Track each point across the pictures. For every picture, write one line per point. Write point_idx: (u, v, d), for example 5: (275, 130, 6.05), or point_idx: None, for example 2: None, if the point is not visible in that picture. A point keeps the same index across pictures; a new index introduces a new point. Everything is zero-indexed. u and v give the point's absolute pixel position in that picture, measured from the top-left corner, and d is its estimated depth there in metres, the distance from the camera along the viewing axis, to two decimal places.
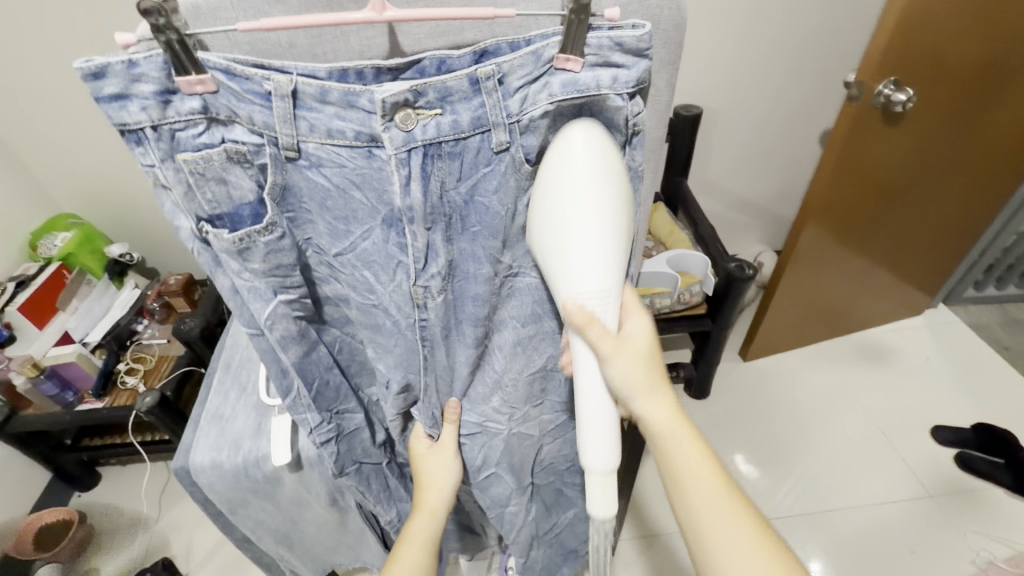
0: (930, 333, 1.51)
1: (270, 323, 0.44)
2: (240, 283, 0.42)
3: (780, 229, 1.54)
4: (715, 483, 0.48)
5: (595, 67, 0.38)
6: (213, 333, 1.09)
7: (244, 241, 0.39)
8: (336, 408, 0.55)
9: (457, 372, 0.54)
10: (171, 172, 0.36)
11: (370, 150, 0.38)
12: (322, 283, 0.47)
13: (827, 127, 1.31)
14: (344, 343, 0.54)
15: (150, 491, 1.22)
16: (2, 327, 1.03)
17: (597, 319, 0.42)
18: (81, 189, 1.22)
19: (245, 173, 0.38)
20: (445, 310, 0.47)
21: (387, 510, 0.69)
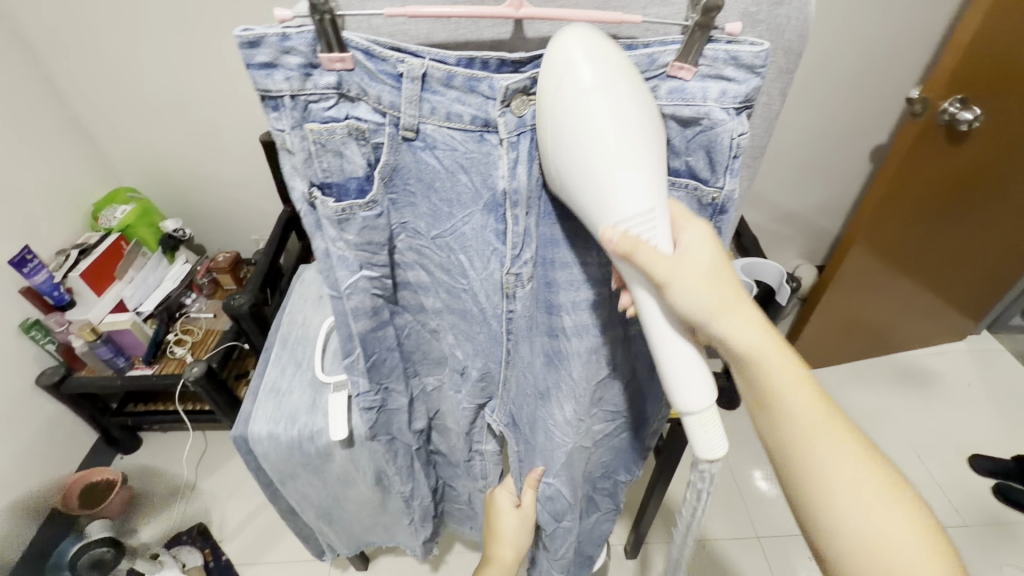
0: (973, 359, 1.47)
1: (350, 292, 0.47)
2: (333, 250, 0.44)
3: (822, 243, 1.51)
4: (811, 402, 0.44)
5: (705, 78, 0.39)
6: (260, 312, 1.11)
7: (346, 212, 0.41)
8: (385, 383, 0.57)
9: (528, 369, 0.55)
10: (297, 139, 0.39)
11: (481, 135, 0.40)
12: (404, 268, 0.49)
13: (879, 143, 1.28)
14: (412, 329, 0.55)
15: (189, 458, 1.27)
16: (63, 291, 1.10)
17: (648, 245, 0.37)
18: (141, 164, 1.27)
19: (359, 150, 0.40)
20: (531, 300, 0.48)
21: (405, 486, 0.69)
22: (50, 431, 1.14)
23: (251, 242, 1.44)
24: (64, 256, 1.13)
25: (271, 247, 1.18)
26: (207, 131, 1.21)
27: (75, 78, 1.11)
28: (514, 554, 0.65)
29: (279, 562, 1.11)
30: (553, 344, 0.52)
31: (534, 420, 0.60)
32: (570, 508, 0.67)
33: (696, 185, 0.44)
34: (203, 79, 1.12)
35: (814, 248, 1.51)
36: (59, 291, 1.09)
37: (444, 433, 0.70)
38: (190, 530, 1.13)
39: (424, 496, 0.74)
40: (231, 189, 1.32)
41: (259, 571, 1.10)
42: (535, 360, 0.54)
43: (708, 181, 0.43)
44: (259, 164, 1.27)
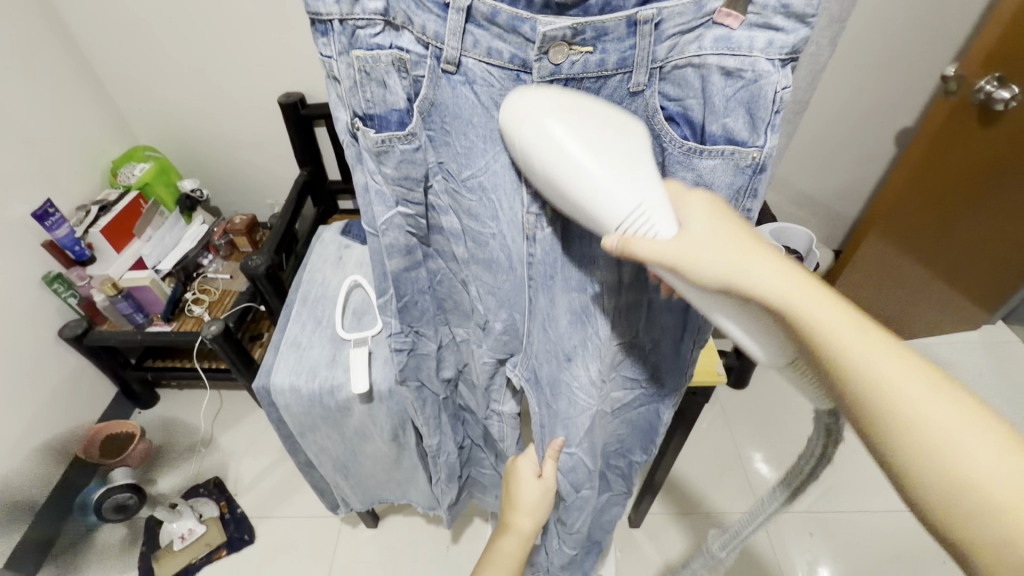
0: (986, 350, 1.45)
1: (385, 228, 0.49)
2: (372, 183, 0.46)
3: (840, 228, 1.49)
4: (890, 355, 0.32)
5: (753, 27, 0.38)
6: (277, 275, 1.12)
7: (384, 144, 0.42)
8: (417, 326, 0.59)
9: (551, 323, 0.54)
10: (343, 67, 0.40)
11: (518, 75, 0.40)
12: (440, 212, 0.50)
13: (906, 126, 1.25)
14: (445, 276, 0.56)
15: (204, 414, 1.30)
16: (84, 247, 1.11)
17: (643, 240, 0.36)
18: (159, 123, 1.27)
19: (400, 82, 0.41)
20: (551, 249, 0.48)
21: (431, 438, 0.70)
22: (72, 383, 1.17)
23: (266, 206, 1.44)
24: (84, 212, 1.14)
25: (288, 211, 1.18)
26: (224, 91, 1.20)
27: (93, 34, 1.11)
28: (533, 523, 0.66)
29: (291, 517, 1.14)
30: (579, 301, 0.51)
31: (557, 383, 0.58)
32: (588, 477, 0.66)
33: (733, 147, 0.42)
34: (222, 38, 1.11)
35: (831, 233, 1.50)
36: (81, 247, 1.11)
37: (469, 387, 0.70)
38: (207, 483, 1.17)
39: (449, 453, 0.75)
40: (247, 151, 1.32)
41: (272, 525, 1.13)
42: (560, 317, 0.53)
43: (746, 142, 0.42)
44: (275, 127, 1.27)
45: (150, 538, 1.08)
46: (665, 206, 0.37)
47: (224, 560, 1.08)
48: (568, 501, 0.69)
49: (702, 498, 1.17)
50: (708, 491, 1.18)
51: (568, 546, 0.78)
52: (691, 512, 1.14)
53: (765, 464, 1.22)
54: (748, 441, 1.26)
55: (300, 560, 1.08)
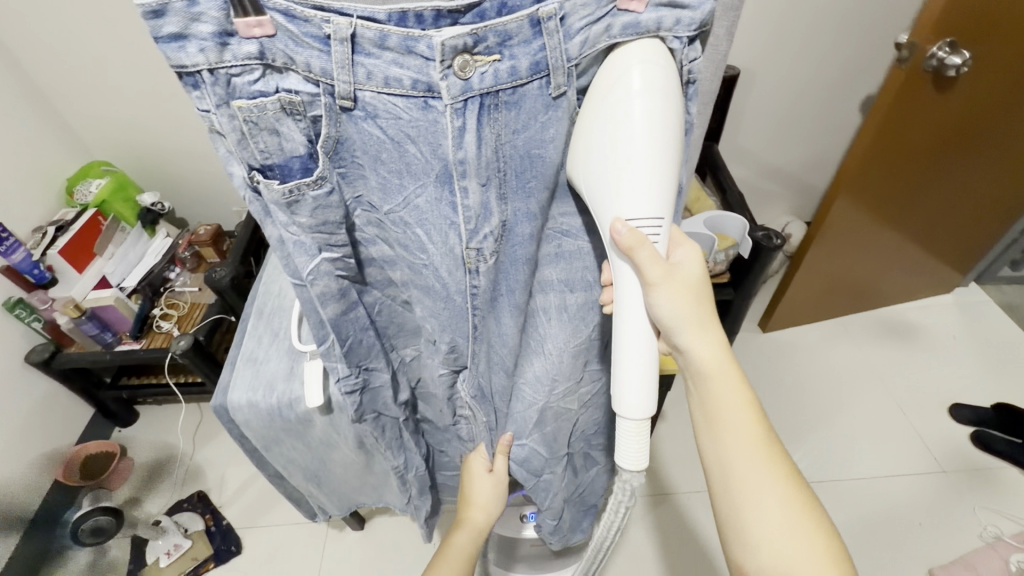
0: (960, 312, 1.47)
1: (313, 278, 0.47)
2: (287, 236, 0.44)
3: (812, 199, 1.49)
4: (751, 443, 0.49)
5: (659, 7, 0.39)
6: (243, 284, 1.11)
7: (293, 193, 0.40)
8: (366, 363, 0.57)
9: (501, 342, 0.56)
10: (226, 119, 0.37)
11: (426, 101, 0.39)
12: (367, 245, 0.49)
13: (870, 94, 1.25)
14: (384, 305, 0.56)
15: (183, 433, 1.29)
16: (43, 269, 1.08)
17: (649, 248, 0.42)
18: (112, 137, 1.24)
19: (296, 126, 0.39)
20: (494, 274, 0.49)
21: (396, 459, 0.70)
22: (44, 408, 1.15)
23: (232, 214, 1.41)
24: (41, 233, 1.11)
25: (252, 218, 1.16)
26: (175, 100, 1.17)
27: (31, 50, 1.07)
28: (486, 517, 0.68)
29: (278, 525, 1.15)
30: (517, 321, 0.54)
31: (506, 389, 0.63)
32: (547, 463, 0.69)
33: None
34: None
35: (802, 205, 1.50)
36: (40, 269, 1.08)
37: (429, 401, 0.70)
38: (191, 498, 1.17)
39: (419, 468, 0.74)
40: (206, 160, 1.29)
41: (259, 534, 1.13)
42: (512, 331, 0.56)
43: None
44: None
45: (137, 557, 1.08)
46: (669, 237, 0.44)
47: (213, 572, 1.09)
48: (531, 486, 0.72)
49: (686, 477, 1.18)
50: (690, 470, 1.19)
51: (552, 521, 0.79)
52: (674, 492, 1.15)
53: None
54: None
55: (288, 568, 1.09)
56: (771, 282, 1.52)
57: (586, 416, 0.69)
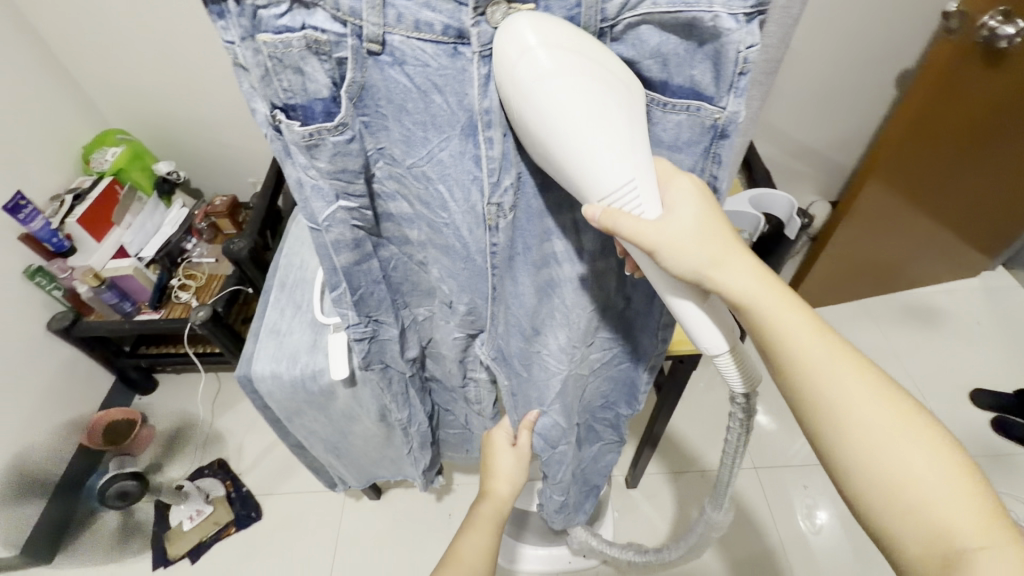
0: (986, 298, 1.43)
1: (328, 224, 0.45)
2: (306, 179, 0.42)
3: (839, 177, 1.44)
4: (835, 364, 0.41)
5: None
6: (261, 256, 1.10)
7: (313, 137, 0.38)
8: (375, 315, 0.57)
9: (519, 302, 0.54)
10: (251, 54, 0.35)
11: (455, 49, 0.36)
12: (386, 200, 0.47)
13: (907, 67, 1.19)
14: (400, 262, 0.54)
15: (204, 398, 1.31)
16: (62, 238, 1.08)
17: (629, 216, 0.38)
18: (127, 105, 1.22)
19: (322, 67, 0.36)
20: (513, 233, 0.46)
21: (401, 412, 0.69)
22: (67, 375, 1.17)
23: (247, 185, 1.39)
24: (58, 202, 1.11)
25: (267, 190, 1.15)
26: (188, 67, 1.14)
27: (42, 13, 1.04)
28: (510, 488, 0.68)
29: (296, 493, 1.17)
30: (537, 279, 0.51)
31: (528, 357, 0.60)
32: (565, 434, 0.68)
33: (699, 103, 0.39)
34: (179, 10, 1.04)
35: (828, 184, 1.45)
36: (58, 238, 1.08)
37: (439, 360, 0.69)
38: (212, 465, 1.20)
39: (421, 423, 0.75)
40: (221, 129, 1.27)
41: (277, 502, 1.16)
42: (529, 294, 0.53)
43: (712, 97, 0.39)
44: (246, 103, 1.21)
45: (161, 519, 1.12)
46: (652, 187, 0.39)
47: (234, 537, 1.12)
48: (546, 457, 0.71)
49: (699, 456, 1.18)
50: (704, 449, 1.19)
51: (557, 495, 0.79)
52: (687, 470, 1.16)
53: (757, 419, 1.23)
54: None
55: (306, 535, 1.12)
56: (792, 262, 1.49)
57: (594, 385, 0.68)
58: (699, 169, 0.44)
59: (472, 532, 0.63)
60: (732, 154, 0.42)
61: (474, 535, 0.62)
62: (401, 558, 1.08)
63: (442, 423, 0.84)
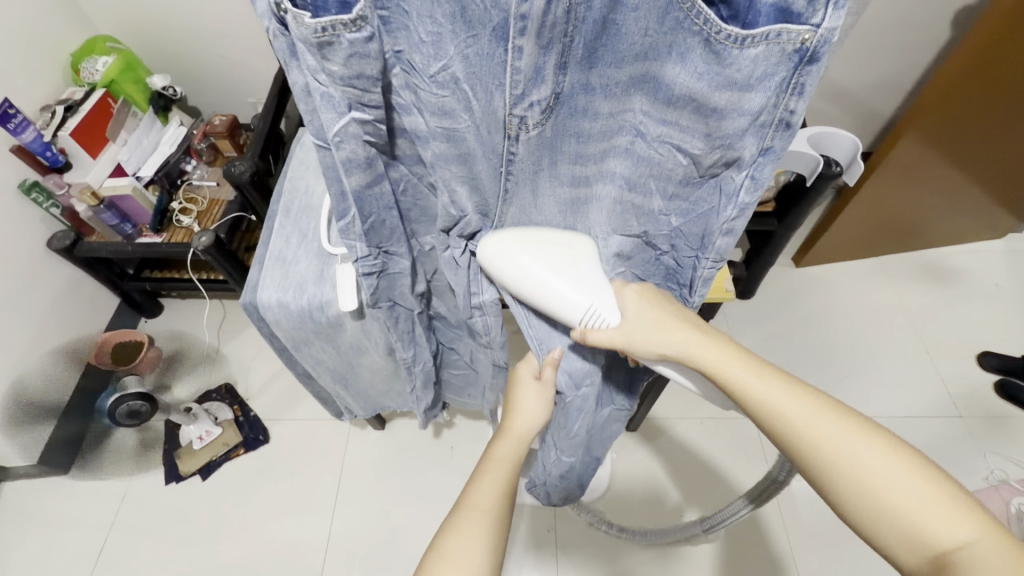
0: (1008, 260, 1.40)
1: (339, 140, 0.41)
2: (315, 85, 0.38)
3: (874, 128, 1.36)
4: (795, 397, 0.43)
5: None
6: (264, 181, 1.05)
7: (327, 32, 0.33)
8: (385, 247, 0.54)
9: (536, 210, 0.53)
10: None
11: None
12: (402, 113, 0.43)
13: (968, 4, 1.08)
14: (410, 184, 0.52)
15: (209, 324, 1.31)
16: (56, 152, 1.03)
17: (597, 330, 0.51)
18: (116, 8, 1.13)
19: None
20: (535, 144, 0.44)
21: (406, 351, 0.68)
22: (70, 294, 1.17)
23: (249, 105, 1.32)
24: (49, 113, 1.05)
25: (269, 110, 1.09)
26: None
27: None
28: (530, 425, 0.61)
29: (302, 419, 1.19)
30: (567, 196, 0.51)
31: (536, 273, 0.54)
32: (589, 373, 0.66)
33: (784, 27, 0.35)
34: None
35: (862, 133, 1.37)
36: (53, 153, 1.03)
37: (443, 294, 0.69)
38: (220, 389, 1.22)
39: (425, 362, 0.73)
40: (218, 41, 1.18)
41: (284, 426, 1.19)
42: (552, 208, 0.53)
43: (801, 20, 0.34)
44: (244, 12, 1.12)
45: (171, 438, 1.15)
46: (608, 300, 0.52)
47: (243, 457, 1.15)
48: (566, 399, 0.68)
49: (701, 404, 1.19)
50: (705, 400, 1.19)
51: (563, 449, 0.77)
52: (686, 417, 1.17)
53: None
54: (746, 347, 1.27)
55: (313, 458, 1.15)
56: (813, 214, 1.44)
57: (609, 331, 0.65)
58: (772, 109, 0.40)
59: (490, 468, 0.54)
60: (814, 86, 0.38)
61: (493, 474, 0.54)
62: (403, 485, 1.12)
63: (449, 363, 0.84)
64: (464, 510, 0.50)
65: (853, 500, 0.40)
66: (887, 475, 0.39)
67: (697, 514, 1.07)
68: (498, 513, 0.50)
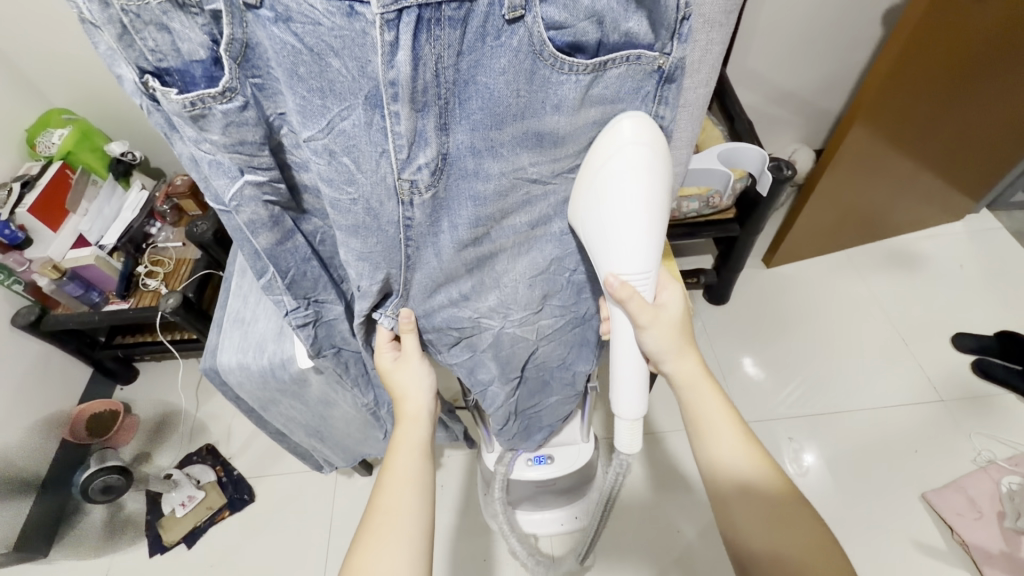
0: (969, 240, 1.43)
1: (237, 204, 0.39)
2: (200, 153, 0.36)
3: (823, 126, 1.40)
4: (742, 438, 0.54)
5: None
6: (226, 237, 1.05)
7: (196, 106, 0.31)
8: (315, 296, 0.51)
9: (440, 266, 0.47)
10: (96, 7, 0.27)
11: (350, 6, 0.30)
12: (300, 169, 0.40)
13: (894, 5, 1.14)
14: (327, 234, 0.48)
15: (186, 385, 1.29)
16: (15, 229, 1.00)
17: (635, 295, 0.46)
18: (68, 80, 1.13)
19: (193, 22, 0.29)
20: (432, 208, 0.41)
21: (363, 395, 0.69)
22: (39, 370, 1.14)
23: None
24: (6, 190, 1.05)
25: None
26: None
27: None
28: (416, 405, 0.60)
29: (288, 473, 1.17)
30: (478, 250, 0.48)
31: (459, 320, 0.56)
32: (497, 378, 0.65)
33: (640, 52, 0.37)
34: None
35: (813, 132, 1.41)
36: (11, 230, 1.00)
37: None
38: (201, 451, 1.19)
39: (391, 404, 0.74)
40: None
41: (269, 482, 1.16)
42: (457, 268, 0.49)
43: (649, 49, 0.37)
44: None
45: (153, 507, 1.12)
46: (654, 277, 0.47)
47: (229, 520, 1.12)
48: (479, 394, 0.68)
49: None
50: None
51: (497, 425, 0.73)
52: (676, 430, 1.17)
53: (749, 368, 1.24)
54: (727, 350, 1.27)
55: (301, 512, 1.12)
56: (779, 213, 1.47)
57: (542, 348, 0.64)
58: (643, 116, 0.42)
59: (394, 475, 0.54)
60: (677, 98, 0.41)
61: (400, 479, 0.54)
62: None
63: None
64: (375, 531, 0.50)
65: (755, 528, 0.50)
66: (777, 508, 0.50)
67: (693, 526, 1.05)
68: (414, 517, 0.51)
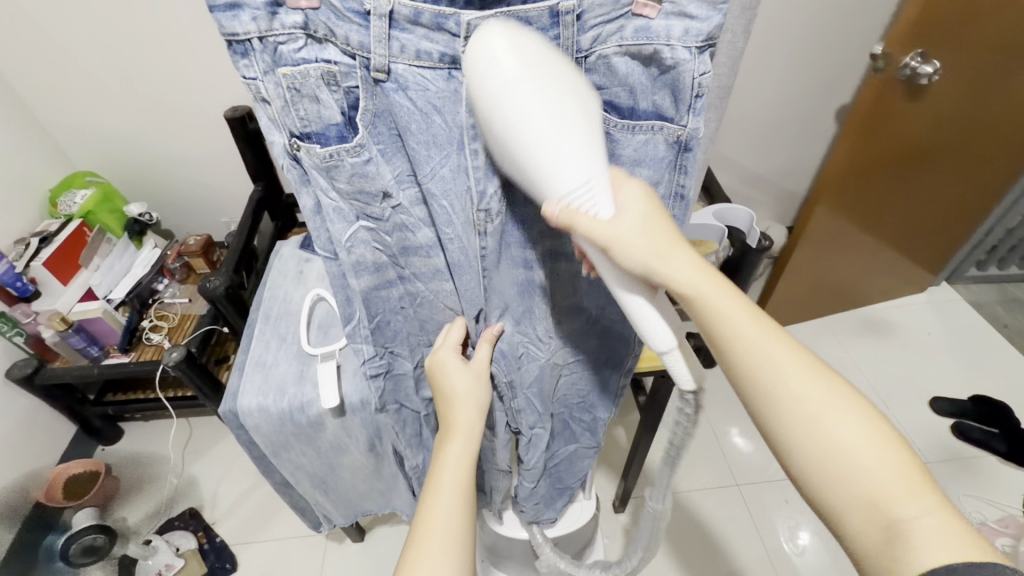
0: (933, 309, 1.54)
1: (350, 245, 0.47)
2: (326, 202, 0.45)
3: (791, 205, 1.55)
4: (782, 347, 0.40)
5: (670, 16, 0.39)
6: (238, 294, 1.07)
7: (332, 158, 0.40)
8: (391, 347, 0.58)
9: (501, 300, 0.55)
10: (272, 86, 0.38)
11: (450, 73, 0.39)
12: (413, 229, 0.48)
13: (842, 103, 1.32)
14: (427, 297, 0.55)
15: (174, 444, 1.25)
16: (26, 282, 1.03)
17: (585, 216, 0.38)
18: (96, 146, 1.21)
19: (333, 96, 0.39)
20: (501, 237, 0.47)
21: (414, 457, 0.71)
22: (25, 427, 1.10)
23: (222, 225, 1.38)
24: (24, 245, 1.07)
25: (245, 227, 1.13)
26: (161, 107, 1.15)
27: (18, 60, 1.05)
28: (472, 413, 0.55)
29: (275, 539, 1.12)
30: (526, 274, 0.53)
31: (512, 349, 0.59)
32: (541, 417, 0.67)
33: (662, 123, 0.44)
34: (154, 53, 1.06)
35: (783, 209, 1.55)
36: (23, 281, 1.02)
37: None
38: (184, 515, 1.14)
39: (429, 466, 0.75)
40: (193, 170, 1.26)
41: (254, 550, 1.10)
42: (508, 292, 0.55)
43: (673, 119, 0.44)
44: (222, 143, 1.23)
45: None
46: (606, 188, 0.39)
47: None
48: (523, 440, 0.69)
49: (684, 476, 1.19)
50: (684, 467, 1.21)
51: (531, 484, 0.77)
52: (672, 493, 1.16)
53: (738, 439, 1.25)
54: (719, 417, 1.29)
55: None
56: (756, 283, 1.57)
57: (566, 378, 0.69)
58: (667, 183, 0.48)
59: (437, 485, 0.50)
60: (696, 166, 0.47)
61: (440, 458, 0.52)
62: None
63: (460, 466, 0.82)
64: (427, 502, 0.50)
65: (833, 481, 0.37)
66: (861, 456, 0.37)
67: None
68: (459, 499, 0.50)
